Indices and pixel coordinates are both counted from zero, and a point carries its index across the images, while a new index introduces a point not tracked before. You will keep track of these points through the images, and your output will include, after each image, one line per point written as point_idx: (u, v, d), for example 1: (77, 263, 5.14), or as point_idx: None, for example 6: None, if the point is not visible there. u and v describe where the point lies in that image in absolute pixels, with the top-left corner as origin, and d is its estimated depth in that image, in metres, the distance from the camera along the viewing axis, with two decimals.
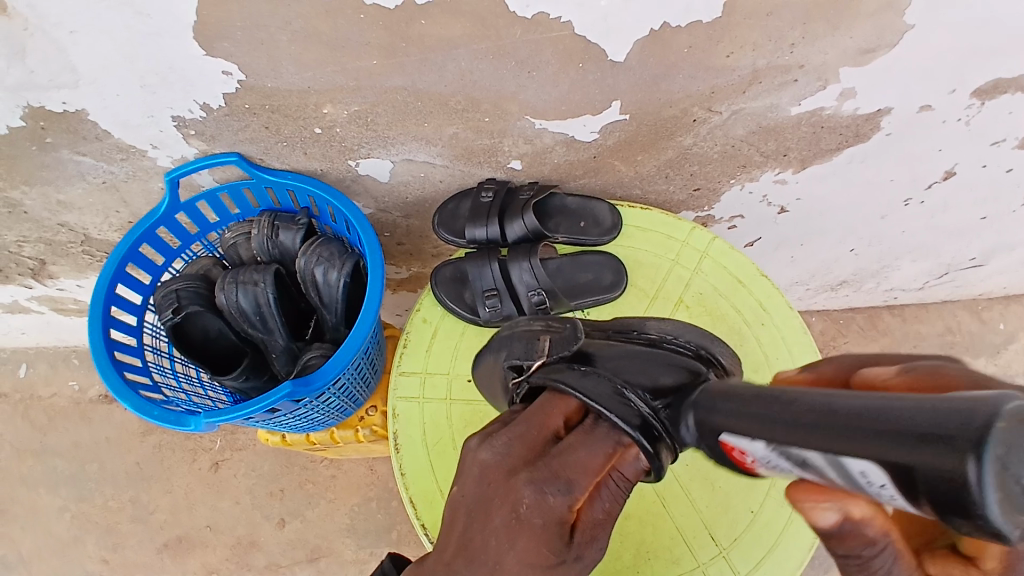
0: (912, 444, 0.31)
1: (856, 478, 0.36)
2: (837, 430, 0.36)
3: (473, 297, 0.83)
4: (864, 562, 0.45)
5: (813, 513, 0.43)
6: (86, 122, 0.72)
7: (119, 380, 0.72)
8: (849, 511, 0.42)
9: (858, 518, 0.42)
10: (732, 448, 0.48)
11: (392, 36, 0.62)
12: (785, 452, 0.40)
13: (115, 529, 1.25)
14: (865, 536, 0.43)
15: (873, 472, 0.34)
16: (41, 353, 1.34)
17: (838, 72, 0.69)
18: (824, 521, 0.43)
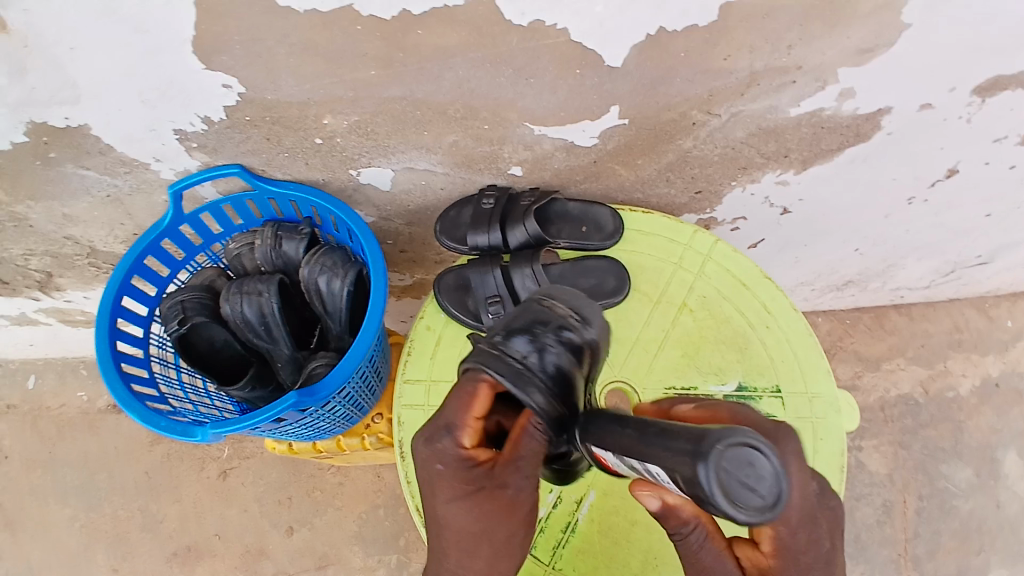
0: (673, 448, 0.47)
1: (658, 476, 0.51)
2: (649, 444, 0.50)
3: (474, 298, 0.83)
4: (682, 538, 0.59)
5: (643, 498, 0.58)
6: (89, 137, 0.73)
7: (126, 392, 0.73)
8: (665, 498, 0.57)
9: (672, 503, 0.57)
10: (599, 457, 0.61)
11: (390, 47, 0.62)
12: (618, 458, 0.55)
13: (124, 538, 1.26)
14: (684, 516, 0.58)
15: (658, 468, 0.49)
16: (49, 365, 1.36)
17: (837, 73, 0.69)
18: (651, 505, 0.58)
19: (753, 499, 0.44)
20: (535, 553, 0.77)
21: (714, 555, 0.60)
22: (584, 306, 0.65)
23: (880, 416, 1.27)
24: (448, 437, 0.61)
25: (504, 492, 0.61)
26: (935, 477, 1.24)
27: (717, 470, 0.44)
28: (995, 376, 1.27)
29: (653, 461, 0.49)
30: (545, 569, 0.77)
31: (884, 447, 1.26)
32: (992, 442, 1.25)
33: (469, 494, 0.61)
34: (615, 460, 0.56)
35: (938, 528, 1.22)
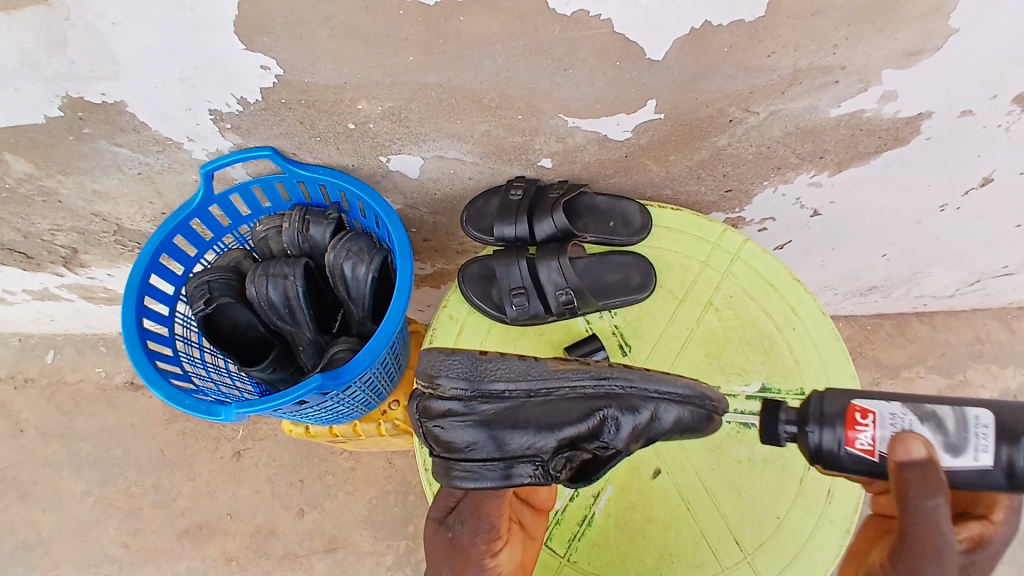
0: (997, 406, 0.57)
1: (968, 428, 0.57)
2: (949, 400, 0.59)
3: (499, 291, 0.83)
4: (939, 508, 0.54)
5: (911, 446, 0.55)
6: (123, 114, 0.73)
7: (151, 369, 0.73)
8: (932, 451, 0.55)
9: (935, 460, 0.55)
10: (852, 414, 0.60)
11: (430, 33, 0.62)
12: (917, 409, 0.58)
13: (138, 513, 1.28)
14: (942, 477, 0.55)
15: (985, 416, 0.57)
16: (68, 340, 1.37)
17: (881, 74, 0.68)
18: (920, 452, 0.55)
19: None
20: (551, 545, 0.77)
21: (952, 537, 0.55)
22: (438, 366, 0.59)
23: None
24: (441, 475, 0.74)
25: (446, 530, 0.69)
26: None
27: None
28: (1015, 389, 1.25)
29: (974, 414, 0.57)
30: (559, 562, 0.77)
31: None
32: None
33: (428, 523, 0.72)
34: (896, 413, 0.59)
35: None
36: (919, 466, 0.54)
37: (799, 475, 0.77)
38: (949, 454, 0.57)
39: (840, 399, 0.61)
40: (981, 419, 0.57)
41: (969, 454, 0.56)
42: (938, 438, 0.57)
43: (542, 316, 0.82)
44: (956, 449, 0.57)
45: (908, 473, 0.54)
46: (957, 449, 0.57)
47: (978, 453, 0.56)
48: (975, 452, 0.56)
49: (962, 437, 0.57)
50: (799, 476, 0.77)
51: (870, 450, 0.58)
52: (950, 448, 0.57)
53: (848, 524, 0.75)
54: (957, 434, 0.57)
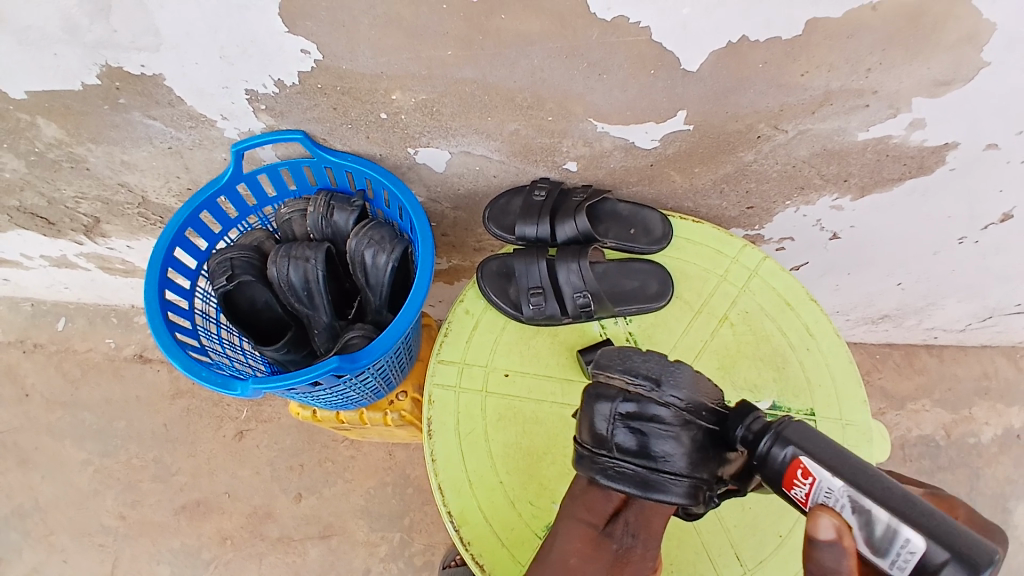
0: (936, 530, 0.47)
1: (897, 543, 0.48)
2: (900, 503, 0.49)
3: (515, 289, 0.83)
4: None
5: (819, 523, 0.50)
6: (161, 87, 0.74)
7: (171, 339, 0.74)
8: (844, 538, 0.49)
9: (847, 550, 0.49)
10: (796, 465, 0.54)
11: (470, 28, 0.63)
12: (855, 497, 0.51)
13: (137, 486, 1.28)
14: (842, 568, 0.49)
15: (917, 542, 0.47)
16: (81, 309, 1.39)
17: (911, 102, 0.68)
18: (824, 535, 0.49)
19: None
20: None
21: None
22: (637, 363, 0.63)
23: (898, 454, 1.24)
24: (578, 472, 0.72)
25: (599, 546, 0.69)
26: None
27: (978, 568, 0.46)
28: (1020, 428, 1.24)
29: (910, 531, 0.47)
30: None
31: None
32: (1010, 494, 1.22)
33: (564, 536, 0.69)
34: (836, 489, 0.52)
35: None
36: (820, 547, 0.49)
37: None
38: (866, 550, 0.50)
39: (790, 447, 0.55)
40: (913, 542, 0.47)
41: (886, 562, 0.49)
42: (861, 525, 0.50)
43: (557, 317, 0.83)
44: (878, 550, 0.49)
45: (807, 547, 0.50)
46: (875, 551, 0.49)
47: (896, 568, 0.48)
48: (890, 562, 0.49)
49: (887, 546, 0.48)
50: None
51: (804, 503, 0.55)
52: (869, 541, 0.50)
53: None
54: (881, 540, 0.49)
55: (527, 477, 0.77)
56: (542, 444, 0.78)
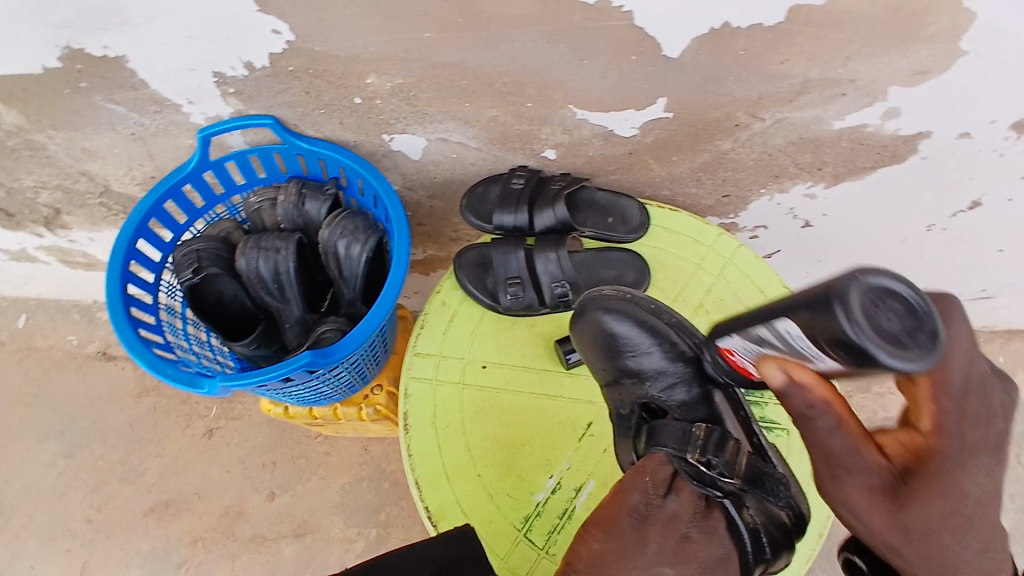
0: (805, 303, 0.46)
1: (791, 340, 0.49)
2: (767, 312, 0.51)
3: (647, 309, 0.76)
4: (811, 423, 0.52)
5: (767, 374, 0.52)
6: (124, 70, 0.71)
7: (134, 336, 0.71)
8: (793, 372, 0.51)
9: (801, 379, 0.50)
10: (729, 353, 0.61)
11: (451, 10, 0.61)
12: (749, 335, 0.54)
13: (102, 487, 1.23)
14: (809, 398, 0.50)
15: (791, 325, 0.48)
16: (41, 305, 1.33)
17: (886, 91, 0.69)
18: (776, 381, 0.51)
19: (890, 337, 0.42)
20: (529, 537, 0.74)
21: (849, 442, 0.51)
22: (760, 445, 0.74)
23: None
24: (689, 546, 0.67)
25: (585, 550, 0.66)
26: None
27: (866, 323, 0.42)
28: None
29: (786, 313, 0.48)
30: (539, 554, 0.74)
31: None
32: None
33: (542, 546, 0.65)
34: (743, 343, 0.56)
35: None
36: (788, 390, 0.51)
37: None
38: (812, 363, 0.50)
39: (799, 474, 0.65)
40: (794, 329, 0.47)
41: (818, 360, 0.48)
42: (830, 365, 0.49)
43: (536, 306, 0.83)
44: (862, 362, 0.43)
45: (787, 399, 0.52)
46: (809, 358, 0.49)
47: (822, 360, 0.47)
48: (882, 352, 0.42)
49: (838, 348, 0.44)
50: None
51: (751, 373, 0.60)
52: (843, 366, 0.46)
53: (822, 528, 0.76)
54: (835, 354, 0.44)
55: (505, 469, 0.77)
56: (519, 435, 0.78)
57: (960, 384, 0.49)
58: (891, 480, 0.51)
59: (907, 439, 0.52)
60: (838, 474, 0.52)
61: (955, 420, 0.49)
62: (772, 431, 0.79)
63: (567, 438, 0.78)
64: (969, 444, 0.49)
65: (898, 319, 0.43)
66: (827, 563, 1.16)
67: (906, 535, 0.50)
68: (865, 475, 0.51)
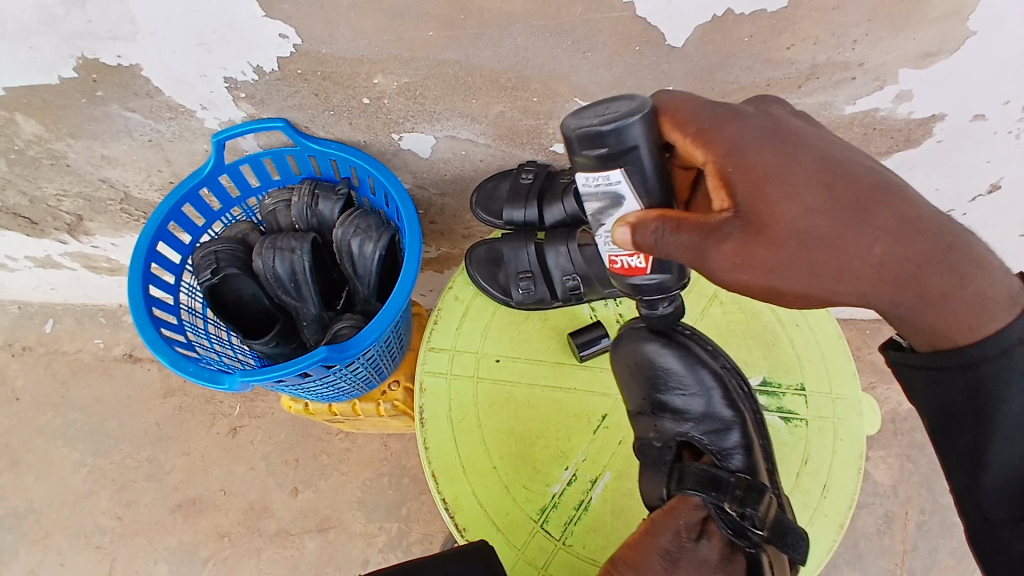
0: None
1: (600, 188, 0.55)
2: None
3: (706, 352, 0.75)
4: (659, 244, 0.52)
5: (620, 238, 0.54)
6: (139, 78, 0.73)
7: (156, 335, 0.73)
8: (627, 221, 0.53)
9: (636, 220, 0.53)
10: (613, 262, 0.60)
11: (452, 8, 0.62)
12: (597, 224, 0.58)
13: (131, 485, 1.27)
14: (651, 232, 0.52)
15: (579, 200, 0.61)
16: (69, 309, 1.37)
17: (897, 74, 0.68)
18: (625, 239, 0.54)
19: (610, 116, 0.52)
20: (546, 528, 0.75)
21: (687, 227, 0.51)
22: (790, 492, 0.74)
23: (891, 430, 1.22)
24: None
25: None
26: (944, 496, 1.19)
27: (591, 117, 0.52)
28: None
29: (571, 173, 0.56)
30: (556, 546, 0.74)
31: (891, 460, 1.21)
32: None
33: None
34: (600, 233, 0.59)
35: (940, 547, 1.15)
36: (639, 231, 0.53)
37: (795, 470, 0.77)
38: (627, 201, 0.55)
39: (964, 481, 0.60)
40: (581, 172, 0.55)
41: (619, 185, 0.54)
42: (643, 195, 0.54)
43: (548, 300, 0.83)
44: (614, 138, 0.51)
45: (645, 241, 0.52)
46: (618, 197, 0.55)
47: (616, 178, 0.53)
48: (604, 120, 0.51)
49: (589, 149, 0.52)
50: (796, 472, 0.77)
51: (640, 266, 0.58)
52: (626, 167, 0.53)
53: (844, 519, 0.75)
54: (596, 155, 0.52)
55: (521, 461, 0.77)
56: (534, 428, 0.78)
57: (698, 108, 0.53)
58: (739, 223, 0.50)
59: (714, 181, 0.52)
60: (700, 248, 0.51)
61: (727, 141, 0.51)
62: (790, 422, 0.78)
63: (582, 430, 0.78)
64: (749, 136, 0.51)
65: (608, 112, 0.53)
66: (850, 554, 1.15)
67: (795, 249, 0.50)
68: (728, 235, 0.50)
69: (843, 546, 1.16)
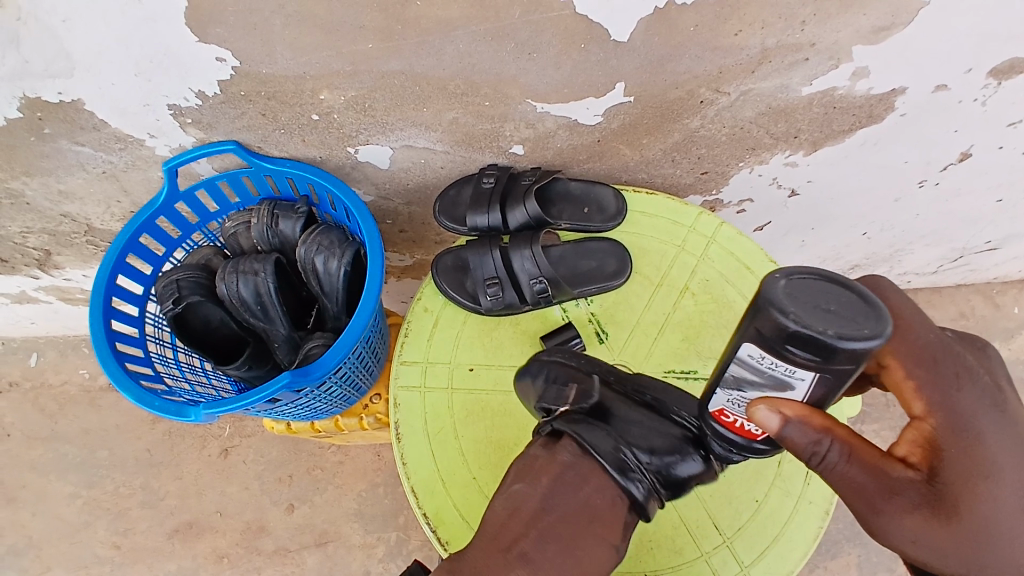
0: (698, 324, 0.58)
1: (767, 368, 0.49)
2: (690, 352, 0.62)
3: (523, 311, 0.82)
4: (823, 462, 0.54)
5: (761, 417, 0.52)
6: (82, 112, 0.71)
7: (120, 370, 0.72)
8: (783, 410, 0.51)
9: (795, 417, 0.51)
10: (721, 415, 0.59)
11: (388, 19, 0.60)
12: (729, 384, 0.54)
13: (126, 514, 1.27)
14: (807, 435, 0.52)
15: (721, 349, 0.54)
16: (50, 342, 1.36)
17: (851, 51, 0.66)
18: (771, 426, 0.52)
19: (842, 322, 0.44)
20: None
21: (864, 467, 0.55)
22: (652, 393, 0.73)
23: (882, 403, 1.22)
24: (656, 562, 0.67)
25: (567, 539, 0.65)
26: None
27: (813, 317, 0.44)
28: (1000, 363, 1.24)
29: (747, 341, 0.48)
30: None
31: (884, 432, 1.21)
32: None
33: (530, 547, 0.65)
34: (727, 395, 0.55)
35: None
36: (787, 424, 0.51)
37: (777, 459, 0.77)
38: (788, 391, 0.51)
39: None
40: (768, 356, 0.47)
41: (795, 381, 0.49)
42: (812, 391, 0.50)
43: (517, 305, 0.81)
44: (827, 355, 0.44)
45: (791, 433, 0.52)
46: (785, 385, 0.50)
47: (795, 375, 0.48)
48: (837, 333, 0.43)
49: (797, 347, 0.45)
50: (777, 461, 0.77)
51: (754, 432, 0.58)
52: (823, 375, 0.47)
53: (828, 504, 0.76)
54: (804, 358, 0.45)
55: (500, 469, 0.77)
56: (511, 434, 0.78)
57: (927, 364, 0.56)
58: (924, 489, 0.54)
59: (918, 438, 0.56)
60: (874, 501, 0.55)
61: (938, 403, 0.55)
62: None
63: None
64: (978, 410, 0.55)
65: (833, 305, 0.45)
66: (849, 531, 1.16)
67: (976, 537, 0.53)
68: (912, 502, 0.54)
69: (842, 524, 1.16)
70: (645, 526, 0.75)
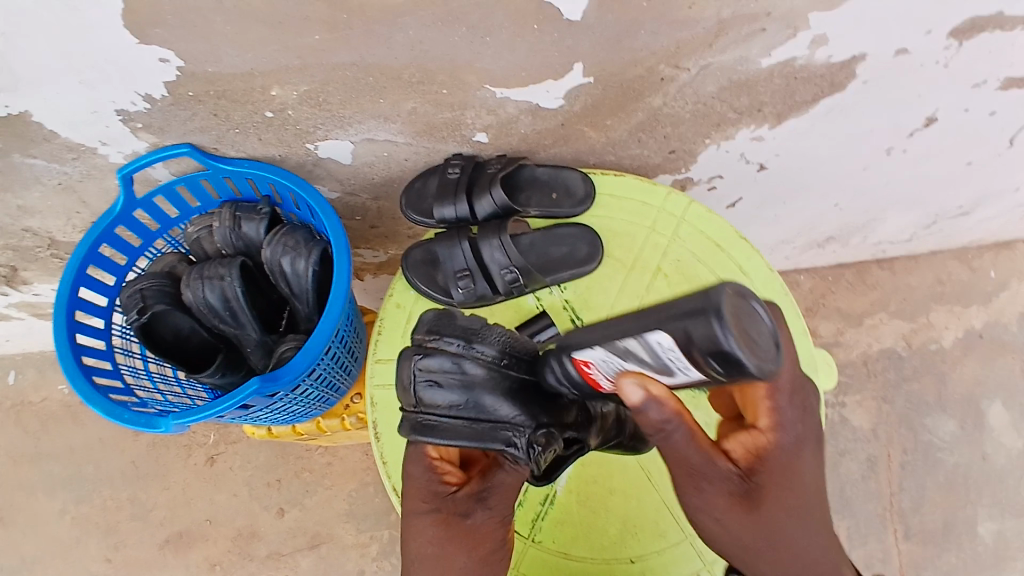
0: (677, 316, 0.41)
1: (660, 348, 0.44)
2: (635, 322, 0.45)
3: (506, 279, 0.81)
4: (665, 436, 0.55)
5: (625, 389, 0.51)
6: (31, 124, 0.69)
7: (87, 386, 0.71)
8: (648, 388, 0.51)
9: (654, 396, 0.51)
10: (582, 364, 0.53)
11: (333, 8, 0.58)
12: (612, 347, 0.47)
13: (116, 529, 1.25)
14: (662, 412, 0.52)
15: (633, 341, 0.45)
16: (28, 359, 1.32)
17: (808, 19, 0.66)
18: (631, 398, 0.51)
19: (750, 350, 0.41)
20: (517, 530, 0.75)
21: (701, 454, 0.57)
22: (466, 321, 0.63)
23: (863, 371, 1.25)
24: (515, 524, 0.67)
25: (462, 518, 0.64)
26: (919, 430, 1.22)
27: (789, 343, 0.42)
28: (979, 327, 1.25)
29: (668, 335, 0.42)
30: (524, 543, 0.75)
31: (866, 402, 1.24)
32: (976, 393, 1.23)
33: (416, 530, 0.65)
34: (602, 357, 0.49)
35: (922, 480, 1.20)
36: (645, 403, 0.51)
37: None
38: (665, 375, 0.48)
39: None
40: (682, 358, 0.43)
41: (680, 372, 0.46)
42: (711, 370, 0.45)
43: (489, 296, 0.82)
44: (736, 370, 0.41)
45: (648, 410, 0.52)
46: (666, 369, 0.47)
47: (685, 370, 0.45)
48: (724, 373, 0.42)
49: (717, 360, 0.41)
50: None
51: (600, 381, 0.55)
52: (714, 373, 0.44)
53: None
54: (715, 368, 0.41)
55: None
56: None
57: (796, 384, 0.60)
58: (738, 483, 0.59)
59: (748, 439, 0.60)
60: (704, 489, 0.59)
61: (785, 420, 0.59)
62: None
63: None
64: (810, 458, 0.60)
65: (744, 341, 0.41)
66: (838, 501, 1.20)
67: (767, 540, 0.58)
68: (720, 484, 0.59)
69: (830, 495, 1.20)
70: (629, 509, 0.76)
